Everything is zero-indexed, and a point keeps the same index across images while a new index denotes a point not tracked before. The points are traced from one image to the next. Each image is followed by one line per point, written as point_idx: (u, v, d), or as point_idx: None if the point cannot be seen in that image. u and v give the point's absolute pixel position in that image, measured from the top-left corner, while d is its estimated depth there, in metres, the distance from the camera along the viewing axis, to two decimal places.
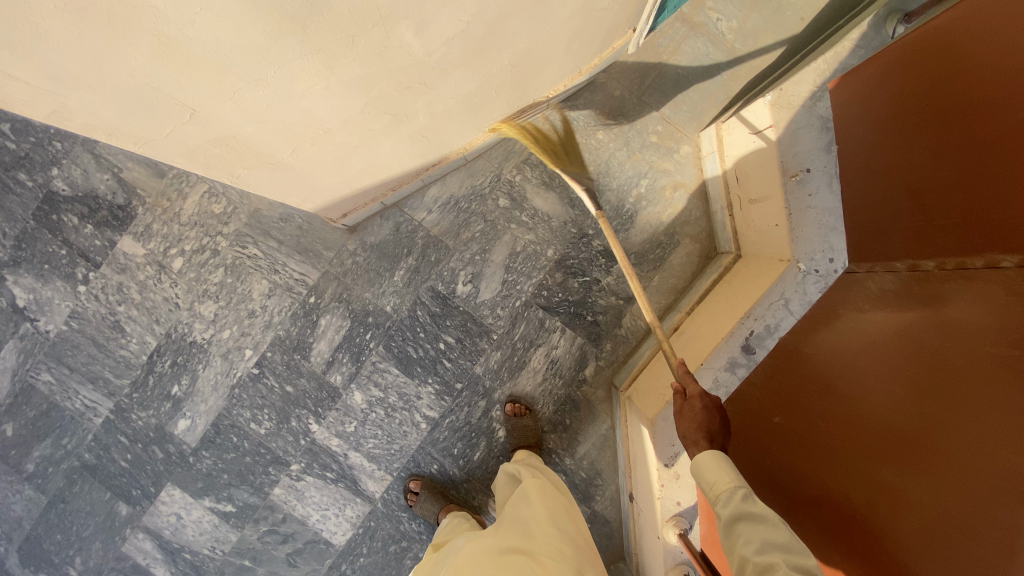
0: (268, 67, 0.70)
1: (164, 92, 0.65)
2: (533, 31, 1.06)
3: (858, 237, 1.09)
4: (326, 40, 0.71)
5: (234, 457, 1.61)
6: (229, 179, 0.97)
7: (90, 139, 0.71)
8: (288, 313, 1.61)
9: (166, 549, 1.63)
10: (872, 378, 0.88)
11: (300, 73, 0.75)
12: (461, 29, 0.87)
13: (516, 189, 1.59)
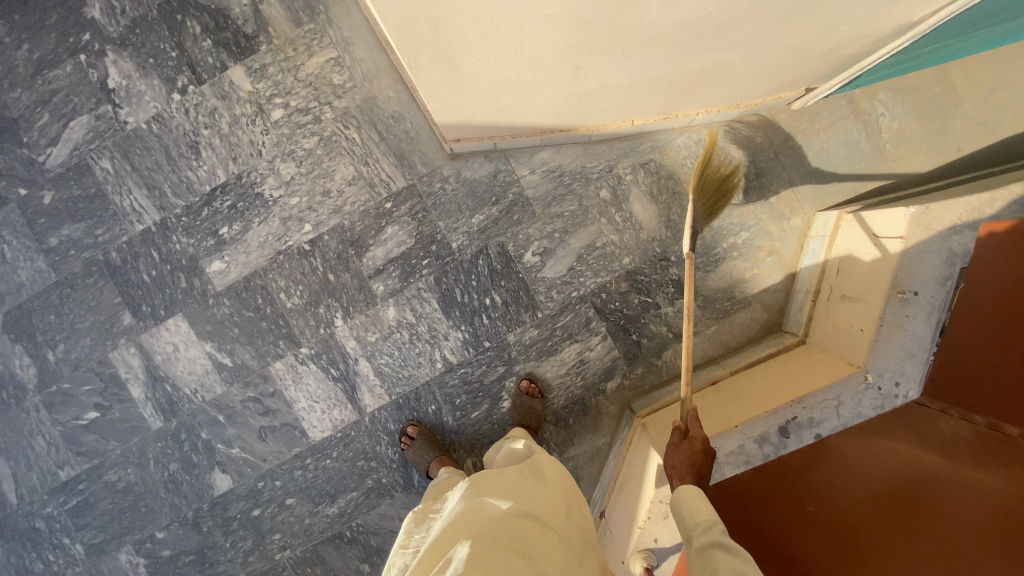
0: None
1: None
2: (740, 50, 1.03)
3: (940, 376, 1.06)
4: None
5: (252, 317, 1.61)
6: (407, 61, 0.95)
7: None
8: (360, 208, 1.59)
9: (151, 373, 1.63)
10: (896, 502, 0.90)
11: None
12: (697, 17, 0.85)
13: (621, 187, 1.56)
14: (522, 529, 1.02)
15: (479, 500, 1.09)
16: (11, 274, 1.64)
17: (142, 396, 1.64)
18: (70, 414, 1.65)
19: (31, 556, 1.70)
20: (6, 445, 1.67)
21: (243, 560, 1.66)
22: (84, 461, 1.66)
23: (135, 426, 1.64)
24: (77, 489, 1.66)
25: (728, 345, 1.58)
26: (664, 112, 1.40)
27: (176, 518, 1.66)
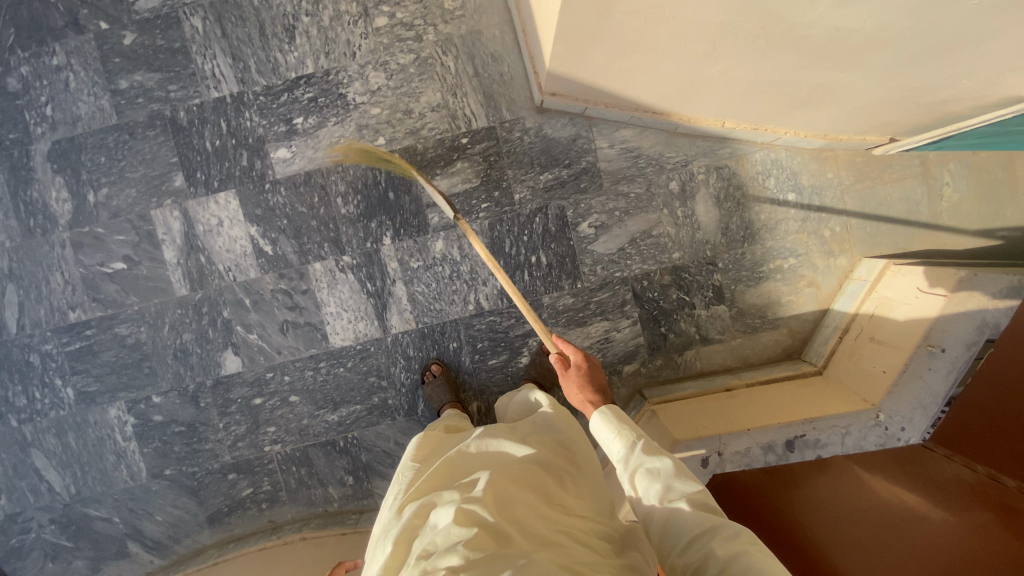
0: None
1: None
2: (860, 76, 1.07)
3: (951, 424, 1.10)
4: None
5: (303, 213, 1.61)
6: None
7: None
8: (436, 135, 1.59)
9: (188, 240, 1.62)
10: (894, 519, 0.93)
11: None
12: (849, 28, 0.89)
13: (691, 184, 1.60)
14: (540, 469, 0.99)
15: (495, 438, 1.07)
16: (71, 106, 1.60)
17: (173, 260, 1.63)
18: (95, 258, 1.62)
19: (16, 387, 1.66)
20: (20, 273, 1.63)
21: (232, 443, 1.67)
22: (97, 309, 1.64)
23: (158, 288, 1.63)
24: (83, 334, 1.64)
25: (747, 359, 1.65)
26: (755, 125, 1.48)
27: (176, 387, 1.66)
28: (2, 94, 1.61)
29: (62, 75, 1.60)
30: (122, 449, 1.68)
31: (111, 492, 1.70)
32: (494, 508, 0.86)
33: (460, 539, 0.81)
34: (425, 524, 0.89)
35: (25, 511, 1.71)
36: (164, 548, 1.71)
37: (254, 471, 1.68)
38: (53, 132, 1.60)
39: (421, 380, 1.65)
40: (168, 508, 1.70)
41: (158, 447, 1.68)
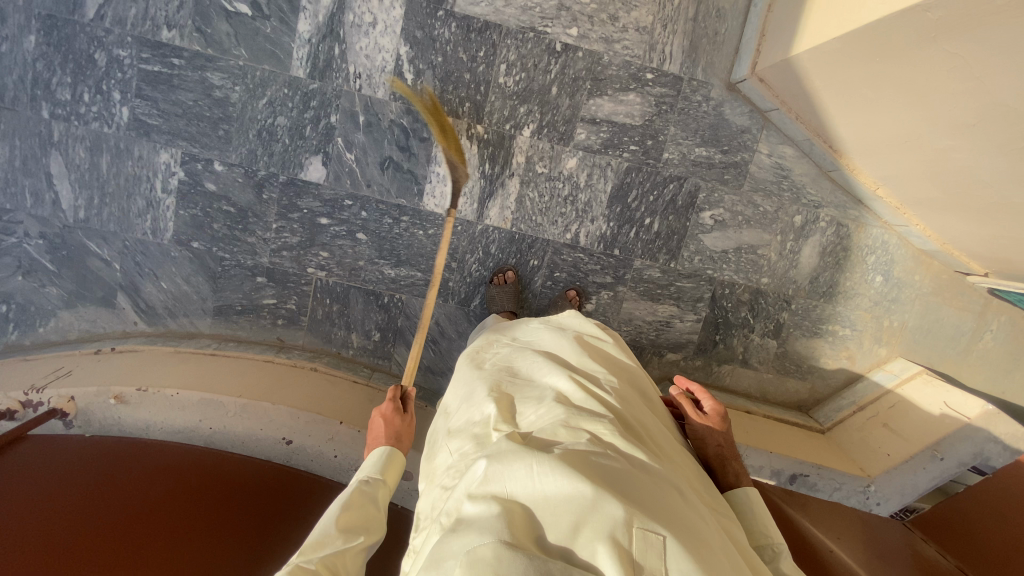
0: None
1: None
2: None
3: (943, 528, 1.24)
4: None
5: (461, 60, 1.48)
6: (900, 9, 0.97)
7: None
8: (626, 56, 1.50)
9: (330, 23, 1.44)
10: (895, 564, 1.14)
11: None
12: None
13: (812, 225, 1.66)
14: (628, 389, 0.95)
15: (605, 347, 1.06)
16: None
17: (304, 36, 1.44)
18: None
19: (64, 78, 1.43)
20: None
21: (276, 249, 1.56)
22: (197, 43, 1.43)
23: (274, 55, 1.45)
24: (168, 61, 1.44)
25: (767, 394, 1.78)
26: (898, 205, 1.56)
27: (245, 165, 1.51)
28: None
29: None
30: (155, 200, 1.51)
31: (122, 236, 1.53)
32: (622, 402, 0.87)
33: (598, 411, 0.82)
34: (542, 392, 0.89)
35: (15, 212, 1.50)
36: (155, 315, 1.59)
37: (285, 285, 1.59)
38: None
39: (490, 279, 1.62)
40: (178, 280, 1.57)
41: (196, 216, 1.53)
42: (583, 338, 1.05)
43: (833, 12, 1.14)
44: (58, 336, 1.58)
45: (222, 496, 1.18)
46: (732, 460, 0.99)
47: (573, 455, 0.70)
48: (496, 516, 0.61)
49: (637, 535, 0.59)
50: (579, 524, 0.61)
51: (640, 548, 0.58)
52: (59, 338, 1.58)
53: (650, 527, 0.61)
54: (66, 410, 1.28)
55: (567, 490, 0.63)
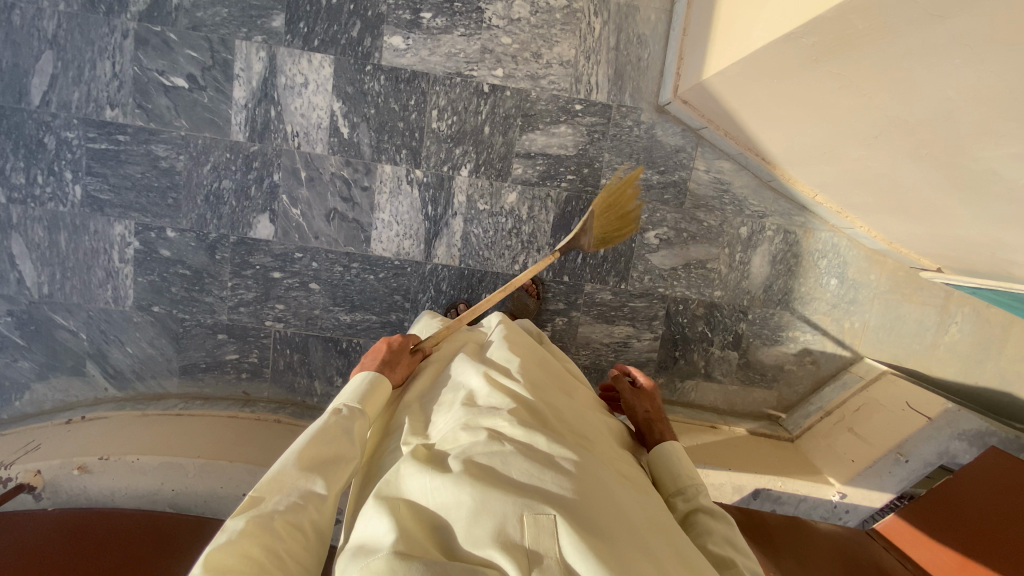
0: (959, 58, 0.76)
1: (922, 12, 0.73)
2: (975, 220, 1.16)
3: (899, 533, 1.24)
4: (990, 99, 0.78)
5: (393, 110, 1.53)
6: (777, 43, 0.98)
7: None
8: (553, 91, 1.54)
9: (264, 88, 1.50)
10: None
11: (948, 82, 0.81)
12: (990, 172, 0.96)
13: (758, 235, 1.67)
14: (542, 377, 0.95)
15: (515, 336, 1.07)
16: None
17: (240, 102, 1.50)
18: (155, 64, 1.47)
19: (18, 163, 1.50)
20: (64, 44, 1.46)
21: (233, 305, 1.61)
22: (139, 118, 1.50)
23: (213, 123, 1.51)
24: (113, 138, 1.50)
25: (734, 405, 1.78)
26: (840, 209, 1.56)
27: (196, 229, 1.56)
28: None
29: None
30: (114, 270, 1.57)
31: (86, 306, 1.59)
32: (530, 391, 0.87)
33: (501, 403, 0.82)
34: (455, 398, 0.89)
35: None
36: (124, 380, 1.64)
37: (246, 339, 1.63)
38: None
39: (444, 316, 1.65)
40: (142, 344, 1.62)
41: (154, 282, 1.58)
42: (496, 337, 1.06)
43: (732, 36, 1.15)
44: (33, 407, 1.64)
45: (191, 552, 1.23)
46: (660, 422, 0.99)
47: (469, 458, 0.70)
48: (390, 529, 0.62)
49: (527, 524, 0.60)
50: (472, 519, 0.61)
51: (532, 535, 0.59)
52: (35, 409, 1.64)
53: (540, 510, 0.62)
54: (35, 483, 1.32)
55: (458, 497, 0.64)
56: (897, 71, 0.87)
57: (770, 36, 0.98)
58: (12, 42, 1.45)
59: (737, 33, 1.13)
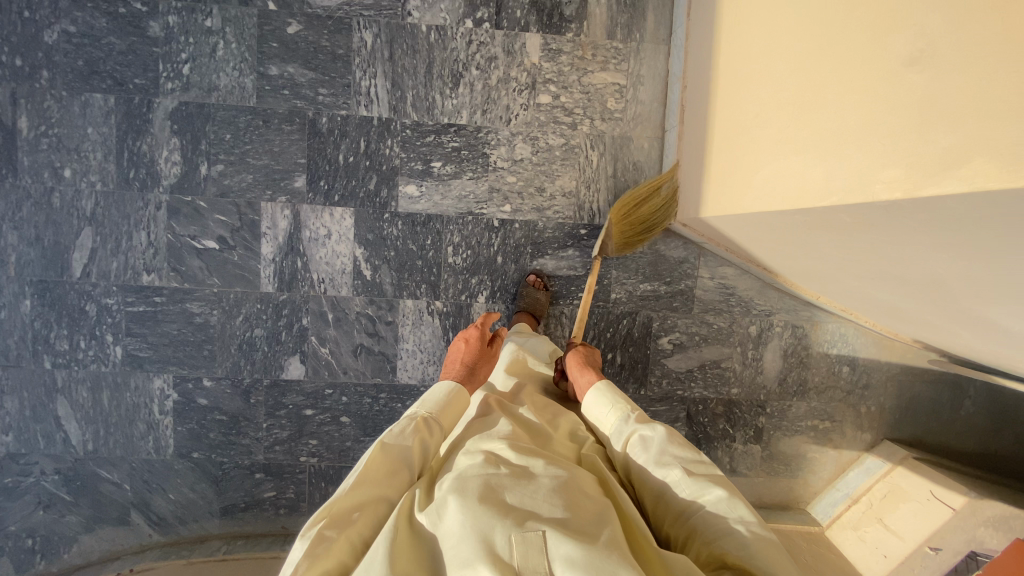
0: (950, 255, 0.83)
1: (908, 224, 0.80)
2: (984, 347, 1.20)
3: None
4: (984, 283, 0.84)
5: (412, 250, 1.63)
6: (775, 215, 1.06)
7: (833, 173, 0.86)
8: (559, 219, 1.64)
9: (291, 242, 1.60)
10: None
11: (942, 265, 0.88)
12: (992, 323, 1.01)
13: (768, 332, 1.73)
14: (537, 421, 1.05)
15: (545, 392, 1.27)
16: (211, 73, 1.52)
17: (268, 256, 1.60)
18: (187, 230, 1.57)
19: (61, 330, 1.59)
20: (101, 219, 1.56)
21: (269, 445, 1.66)
22: (174, 280, 1.59)
23: (244, 277, 1.60)
24: (150, 299, 1.59)
25: (761, 497, 1.81)
26: (843, 306, 1.63)
27: (231, 377, 1.63)
28: (140, 35, 1.51)
29: (211, 39, 1.51)
30: (154, 421, 1.64)
31: (130, 458, 1.65)
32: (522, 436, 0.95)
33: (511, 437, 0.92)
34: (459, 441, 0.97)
35: (31, 453, 1.64)
36: (167, 525, 1.69)
37: (282, 476, 1.68)
38: (184, 93, 1.53)
39: None
40: (184, 489, 1.67)
41: (192, 430, 1.65)
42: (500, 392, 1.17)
43: (728, 186, 1.22)
44: (81, 558, 1.68)
45: None
46: None
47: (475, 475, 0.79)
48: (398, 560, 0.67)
49: (516, 542, 0.65)
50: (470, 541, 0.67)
51: (519, 552, 0.65)
52: (83, 560, 1.68)
53: (528, 527, 0.68)
54: None
55: (456, 524, 0.70)
56: (897, 243, 0.90)
57: (773, 202, 1.04)
58: (53, 221, 1.55)
59: (734, 183, 1.19)
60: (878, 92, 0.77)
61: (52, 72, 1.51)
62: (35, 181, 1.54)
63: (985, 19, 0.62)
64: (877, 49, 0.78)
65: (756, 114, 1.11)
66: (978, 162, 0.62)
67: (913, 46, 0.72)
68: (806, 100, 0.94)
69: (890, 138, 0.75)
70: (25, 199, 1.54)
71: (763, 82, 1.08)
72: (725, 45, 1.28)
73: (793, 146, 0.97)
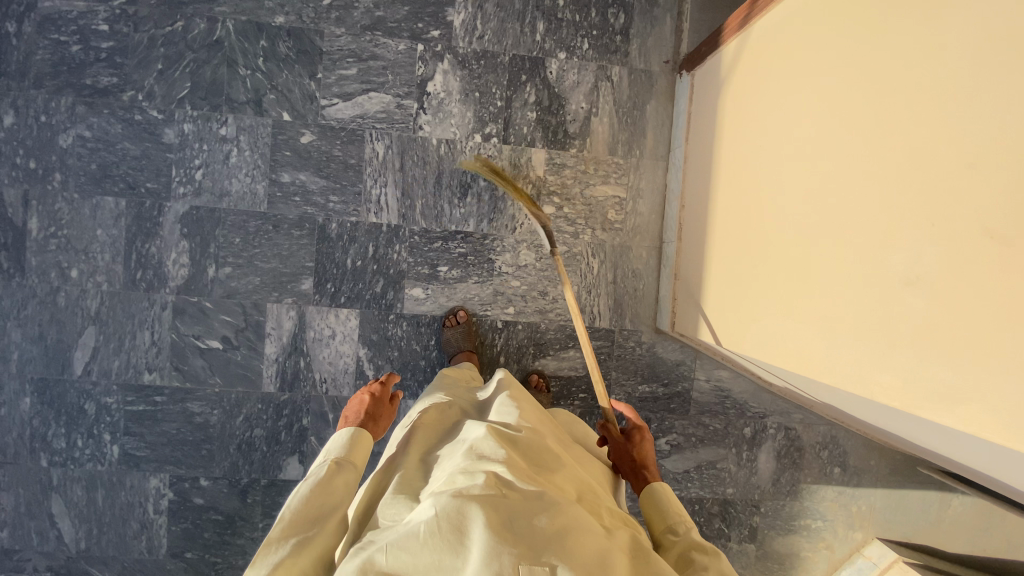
0: (948, 443, 0.88)
1: (909, 419, 0.85)
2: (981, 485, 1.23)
3: None
4: (982, 465, 0.89)
5: (415, 351, 1.65)
6: (778, 367, 1.11)
7: (837, 357, 0.91)
8: (560, 321, 1.68)
9: (295, 342, 1.61)
10: None
11: (938, 443, 0.93)
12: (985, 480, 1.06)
13: (761, 434, 1.76)
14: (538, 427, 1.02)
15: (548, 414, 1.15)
16: (224, 179, 1.56)
17: (272, 356, 1.61)
18: (192, 330, 1.58)
19: (58, 429, 1.58)
20: (105, 318, 1.56)
21: None
22: (176, 379, 1.59)
23: (247, 377, 1.60)
24: (151, 398, 1.59)
25: None
26: (835, 417, 1.62)
27: (228, 476, 1.62)
28: (154, 141, 1.54)
29: (225, 147, 1.55)
30: (148, 520, 1.61)
31: (121, 558, 1.62)
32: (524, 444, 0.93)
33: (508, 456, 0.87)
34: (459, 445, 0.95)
35: (20, 551, 1.60)
36: None
37: None
38: (196, 198, 1.55)
39: None
40: None
41: (187, 529, 1.62)
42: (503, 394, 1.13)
43: (728, 318, 1.28)
44: None
45: None
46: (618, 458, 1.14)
47: (476, 494, 0.77)
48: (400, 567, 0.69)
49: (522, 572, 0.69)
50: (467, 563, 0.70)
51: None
52: None
53: (537, 563, 0.70)
54: None
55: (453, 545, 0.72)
56: (893, 420, 0.95)
57: (774, 353, 1.10)
58: (56, 320, 1.55)
59: (733, 319, 1.26)
60: (880, 299, 0.82)
61: (64, 174, 1.53)
62: (41, 281, 1.54)
63: (977, 277, 0.67)
64: (873, 254, 0.83)
65: (755, 262, 1.17)
66: (975, 406, 0.68)
67: (908, 269, 0.77)
68: (805, 270, 1.00)
69: (887, 345, 0.81)
70: (30, 298, 1.54)
71: (768, 237, 1.13)
72: (724, 179, 1.35)
73: (797, 314, 1.02)
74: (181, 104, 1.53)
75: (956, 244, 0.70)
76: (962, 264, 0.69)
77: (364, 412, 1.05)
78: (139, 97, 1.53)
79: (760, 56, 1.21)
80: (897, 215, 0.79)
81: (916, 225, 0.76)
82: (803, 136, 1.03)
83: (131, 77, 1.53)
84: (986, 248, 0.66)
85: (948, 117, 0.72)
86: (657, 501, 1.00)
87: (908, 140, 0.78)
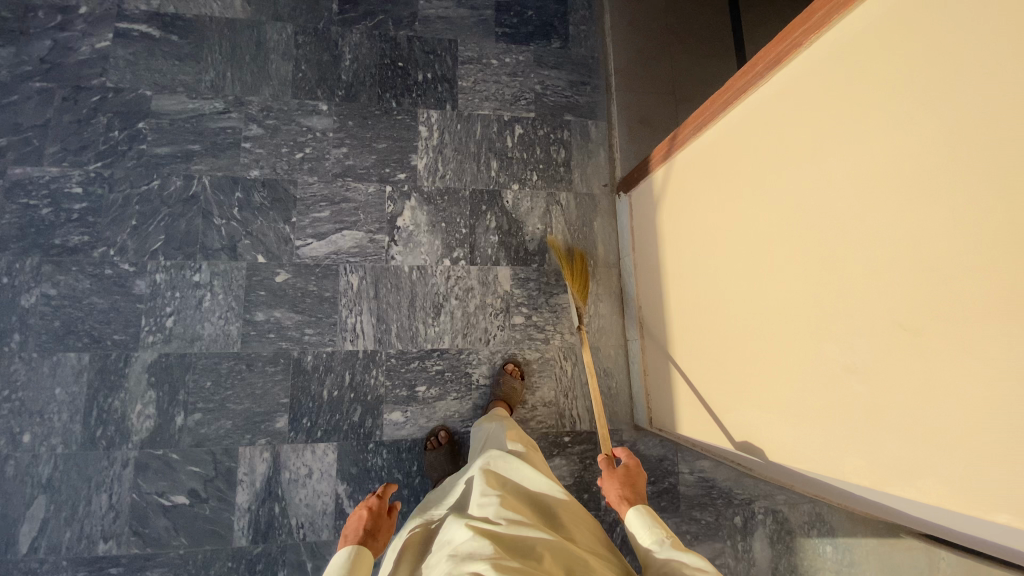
0: (926, 516, 0.93)
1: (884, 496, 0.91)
2: None
3: None
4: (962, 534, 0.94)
5: (398, 479, 1.59)
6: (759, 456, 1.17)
7: (809, 441, 0.98)
8: (542, 428, 1.70)
9: (270, 485, 1.53)
10: None
11: (917, 515, 0.98)
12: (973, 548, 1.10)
13: (751, 521, 1.77)
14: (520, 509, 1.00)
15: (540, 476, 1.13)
16: (196, 323, 1.56)
17: (244, 505, 1.51)
18: (155, 486, 1.48)
19: None
20: (57, 485, 1.44)
21: None
22: (134, 546, 1.44)
23: (216, 533, 1.48)
24: (104, 572, 1.42)
25: None
26: (815, 494, 1.65)
27: None
28: (124, 293, 1.55)
29: (198, 292, 1.58)
30: None
31: None
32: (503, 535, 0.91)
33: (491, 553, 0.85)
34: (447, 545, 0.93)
35: None
36: None
37: None
38: (166, 345, 1.54)
39: None
40: None
41: None
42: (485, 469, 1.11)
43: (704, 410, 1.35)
44: None
45: None
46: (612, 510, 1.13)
47: None
48: None
49: None
50: None
51: None
52: None
53: None
54: None
55: None
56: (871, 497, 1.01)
57: (753, 441, 1.16)
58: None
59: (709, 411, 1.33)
60: (833, 386, 0.91)
61: (24, 334, 1.49)
62: None
63: (906, 363, 0.78)
64: (819, 346, 0.94)
65: (718, 357, 1.27)
66: (931, 482, 0.76)
67: (851, 358, 0.88)
68: (764, 364, 1.10)
69: (848, 427, 0.89)
70: None
71: (725, 332, 1.24)
72: (677, 282, 1.49)
73: (764, 402, 1.10)
74: (154, 255, 1.58)
75: (880, 335, 0.81)
76: (891, 355, 0.80)
77: (362, 529, 1.01)
78: (111, 252, 1.56)
79: (693, 177, 1.40)
80: (830, 311, 0.91)
81: (848, 319, 0.88)
82: (740, 244, 1.19)
83: (103, 234, 1.56)
84: (906, 338, 0.77)
85: (850, 230, 0.87)
86: (639, 525, 1.02)
87: (824, 249, 0.92)
